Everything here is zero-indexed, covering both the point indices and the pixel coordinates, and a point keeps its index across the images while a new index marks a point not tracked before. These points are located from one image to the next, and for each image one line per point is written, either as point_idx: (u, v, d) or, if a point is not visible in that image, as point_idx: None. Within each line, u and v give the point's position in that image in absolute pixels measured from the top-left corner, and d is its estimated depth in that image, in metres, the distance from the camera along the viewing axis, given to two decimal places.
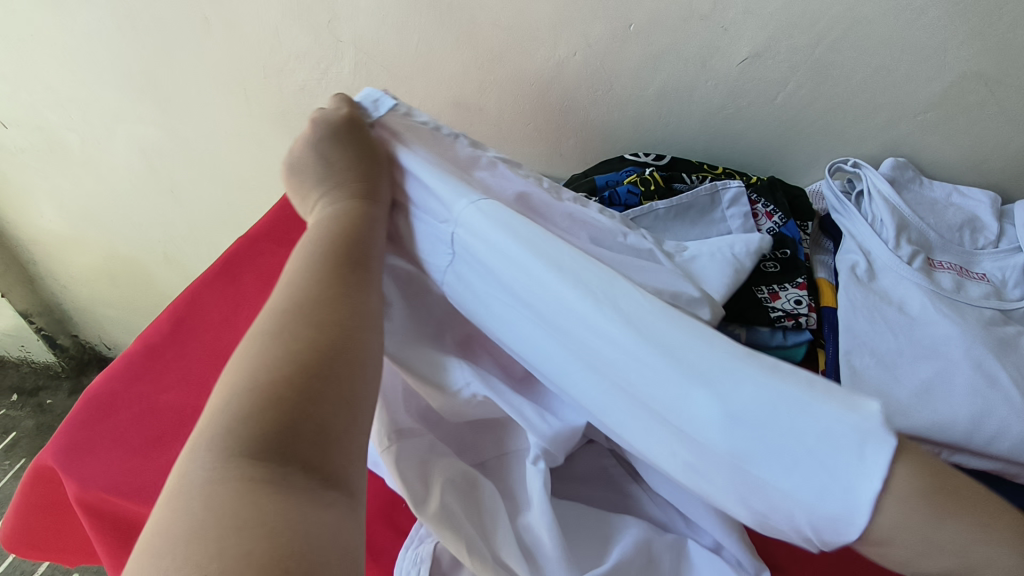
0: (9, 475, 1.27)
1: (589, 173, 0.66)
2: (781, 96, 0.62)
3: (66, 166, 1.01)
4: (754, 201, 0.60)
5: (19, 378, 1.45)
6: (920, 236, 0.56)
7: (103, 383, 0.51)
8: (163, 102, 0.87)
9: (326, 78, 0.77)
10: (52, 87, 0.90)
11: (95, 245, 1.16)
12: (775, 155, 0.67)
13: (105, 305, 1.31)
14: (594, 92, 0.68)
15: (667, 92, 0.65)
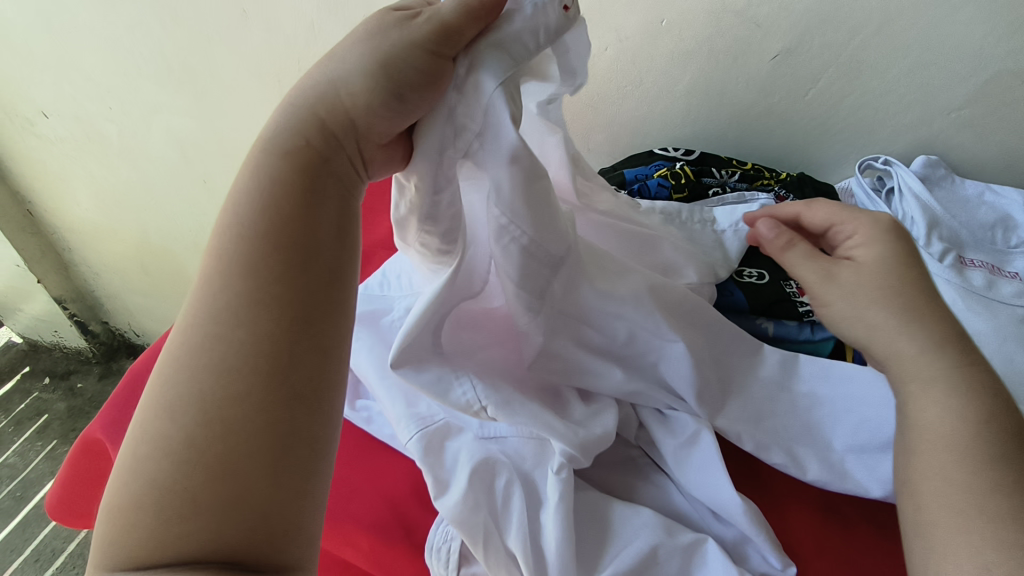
0: (41, 456, 1.31)
1: (617, 166, 0.67)
2: (813, 92, 0.62)
3: (104, 156, 1.04)
4: (784, 197, 0.60)
5: (51, 363, 1.49)
6: (951, 233, 0.56)
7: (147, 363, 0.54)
8: (199, 93, 0.89)
9: None
10: (93, 78, 0.92)
11: (129, 234, 1.19)
12: (805, 152, 0.67)
13: (136, 293, 1.35)
14: (623, 88, 0.68)
15: (697, 88, 0.66)
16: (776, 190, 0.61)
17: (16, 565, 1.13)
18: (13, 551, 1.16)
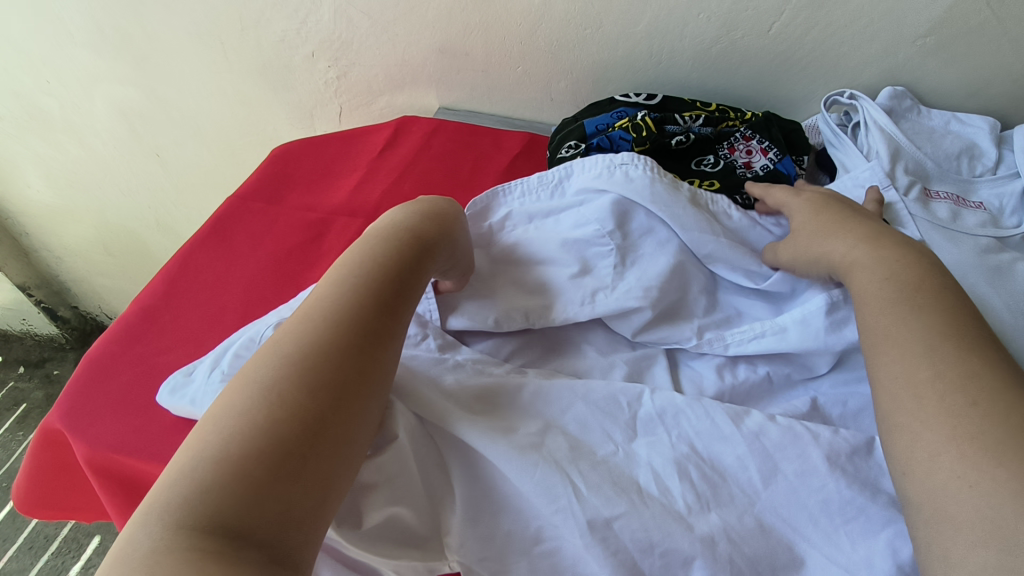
0: (23, 444, 1.29)
1: (579, 116, 0.64)
2: (777, 27, 0.60)
3: (49, 133, 0.99)
4: (750, 138, 0.59)
5: (24, 351, 1.46)
6: (917, 164, 0.55)
7: (101, 348, 0.50)
8: (141, 60, 0.84)
9: (306, 28, 0.75)
10: (26, 51, 0.87)
11: (85, 214, 1.15)
12: (771, 89, 0.65)
13: (102, 275, 1.31)
14: (582, 30, 0.65)
15: (658, 28, 0.63)
16: (741, 131, 0.60)
17: (11, 553, 1.13)
18: (6, 540, 1.15)
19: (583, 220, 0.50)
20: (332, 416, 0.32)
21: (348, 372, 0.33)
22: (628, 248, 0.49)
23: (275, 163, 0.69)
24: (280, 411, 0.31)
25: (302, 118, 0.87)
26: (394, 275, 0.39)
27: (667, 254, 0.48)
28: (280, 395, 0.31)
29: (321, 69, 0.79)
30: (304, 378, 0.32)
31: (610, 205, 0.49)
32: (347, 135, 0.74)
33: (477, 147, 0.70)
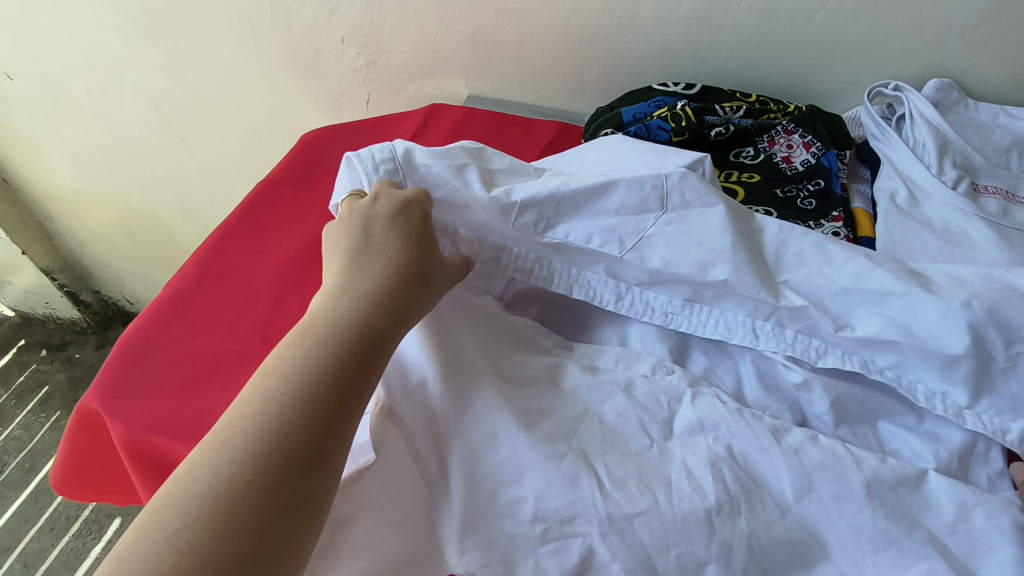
0: (46, 426, 1.31)
1: (614, 105, 0.63)
2: (820, 16, 0.59)
3: (76, 117, 1.00)
4: (791, 132, 0.58)
5: (46, 334, 1.47)
6: (964, 158, 0.54)
7: (136, 331, 0.50)
8: (170, 45, 0.84)
9: (337, 14, 0.74)
10: (55, 35, 0.87)
11: (109, 198, 1.15)
12: (812, 80, 0.64)
13: (125, 260, 1.32)
14: (619, 18, 0.64)
15: (697, 16, 0.62)
16: (783, 125, 0.59)
17: (33, 533, 1.15)
18: (29, 520, 1.17)
19: (636, 180, 0.44)
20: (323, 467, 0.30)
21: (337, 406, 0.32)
22: (682, 222, 0.44)
23: (306, 148, 0.69)
24: (268, 467, 0.29)
25: (329, 106, 0.87)
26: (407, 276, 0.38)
27: (731, 255, 0.43)
28: (263, 450, 0.29)
29: (351, 56, 0.79)
30: (300, 421, 0.30)
31: (661, 179, 0.44)
32: (376, 122, 0.73)
33: (508, 136, 0.70)
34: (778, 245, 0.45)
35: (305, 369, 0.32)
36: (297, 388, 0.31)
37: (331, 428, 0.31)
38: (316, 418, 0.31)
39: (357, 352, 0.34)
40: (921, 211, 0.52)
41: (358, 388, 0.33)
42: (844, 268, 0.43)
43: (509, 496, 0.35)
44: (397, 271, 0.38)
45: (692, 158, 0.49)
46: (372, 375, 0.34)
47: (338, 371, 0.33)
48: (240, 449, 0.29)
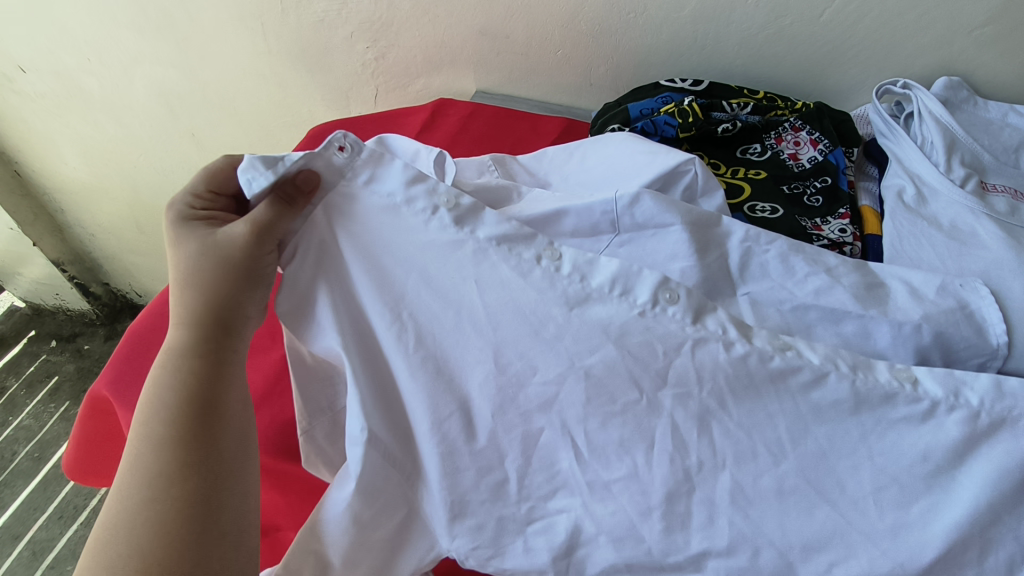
0: (55, 416, 1.32)
1: (621, 100, 0.63)
2: (829, 13, 0.59)
3: (86, 110, 1.01)
4: (799, 128, 0.58)
5: (56, 325, 1.49)
6: (973, 156, 0.53)
7: (147, 318, 0.50)
8: (180, 39, 0.85)
9: (345, 9, 0.74)
10: (67, 29, 0.88)
11: (119, 191, 1.17)
12: (819, 78, 0.64)
13: (134, 253, 1.33)
14: (626, 14, 0.64)
15: (705, 12, 0.62)
16: (790, 121, 0.59)
17: (41, 521, 1.16)
18: (37, 509, 1.18)
19: (586, 208, 0.46)
20: (212, 472, 0.35)
21: (196, 419, 0.36)
22: (632, 245, 0.46)
23: (314, 143, 0.69)
24: (165, 494, 0.34)
25: (336, 101, 0.87)
26: (228, 279, 0.39)
27: (678, 281, 0.45)
28: (151, 488, 0.34)
29: (359, 51, 0.79)
30: (168, 448, 0.35)
31: (612, 203, 0.46)
32: (383, 116, 0.73)
33: (515, 131, 0.70)
34: (743, 253, 0.46)
35: (164, 401, 0.36)
36: (162, 419, 0.36)
37: (207, 436, 0.36)
38: (186, 451, 0.35)
39: (204, 363, 0.38)
40: (926, 209, 0.52)
41: (217, 396, 0.37)
42: (805, 283, 0.44)
43: (490, 480, 0.39)
44: (209, 275, 0.39)
45: (678, 160, 0.48)
46: (224, 380, 0.38)
47: (191, 390, 0.37)
48: (137, 498, 0.34)
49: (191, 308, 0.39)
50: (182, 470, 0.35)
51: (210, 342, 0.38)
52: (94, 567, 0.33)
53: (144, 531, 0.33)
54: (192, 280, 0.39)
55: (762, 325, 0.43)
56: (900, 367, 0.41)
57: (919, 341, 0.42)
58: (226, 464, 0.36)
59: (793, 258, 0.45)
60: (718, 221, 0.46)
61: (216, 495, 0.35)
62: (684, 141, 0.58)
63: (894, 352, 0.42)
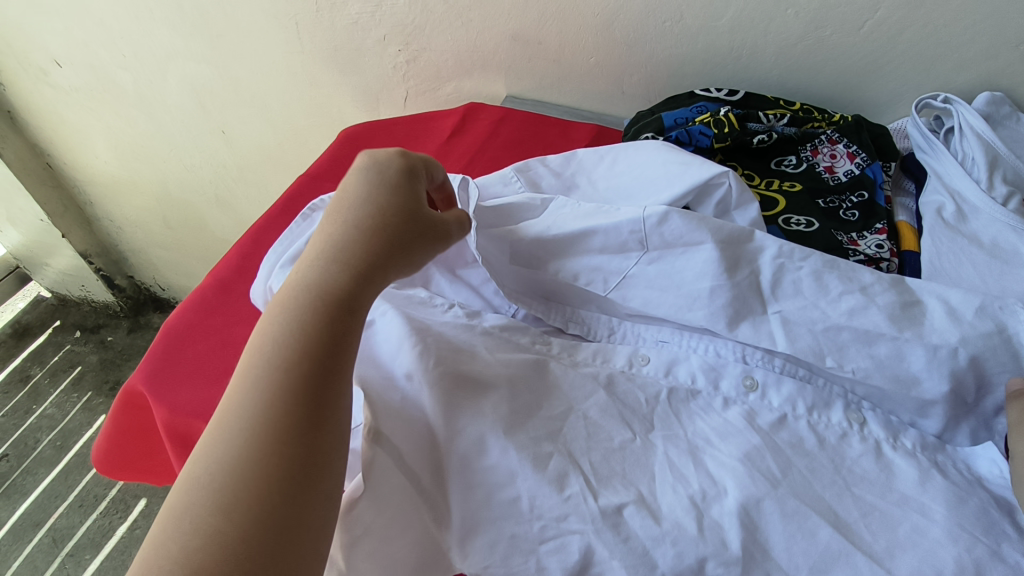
0: (77, 405, 1.34)
1: (655, 109, 0.63)
2: (869, 25, 0.58)
3: (120, 105, 1.02)
4: (835, 141, 0.58)
5: (80, 316, 1.51)
6: (1016, 173, 0.53)
7: (180, 316, 0.51)
8: (216, 38, 0.86)
9: (380, 11, 0.75)
10: (106, 25, 0.89)
11: (147, 186, 1.18)
12: (856, 91, 0.63)
13: (159, 247, 1.35)
14: (662, 22, 0.64)
15: (742, 23, 0.61)
16: (827, 134, 0.58)
17: (62, 509, 1.18)
18: (58, 496, 1.20)
19: (614, 227, 0.47)
20: (324, 434, 0.30)
21: (321, 372, 0.31)
22: (661, 263, 0.47)
23: (346, 144, 0.70)
24: (276, 435, 0.29)
25: (366, 102, 0.88)
26: (379, 239, 0.36)
27: (708, 299, 0.45)
28: (267, 422, 0.29)
29: (391, 53, 0.79)
30: (292, 393, 0.30)
31: (639, 223, 0.46)
32: (415, 119, 0.74)
33: (545, 137, 0.70)
34: (775, 270, 0.45)
35: (290, 340, 0.32)
36: (282, 360, 0.31)
37: (325, 389, 0.31)
38: (306, 402, 0.30)
39: (337, 308, 0.33)
40: (966, 226, 0.51)
41: (341, 344, 0.33)
42: (840, 302, 0.44)
43: (503, 498, 0.37)
44: (367, 227, 0.36)
45: (710, 174, 0.48)
46: (351, 331, 0.33)
47: (322, 334, 0.32)
48: (244, 431, 0.29)
49: (337, 254, 0.35)
50: (300, 422, 0.30)
51: (355, 293, 0.34)
52: (185, 489, 0.28)
53: (242, 472, 0.28)
54: (341, 227, 0.36)
55: (794, 345, 0.43)
56: (936, 391, 0.41)
57: (957, 364, 0.41)
58: (331, 424, 0.31)
59: (826, 275, 0.45)
60: (750, 237, 0.46)
61: (320, 458, 0.30)
62: (718, 151, 0.58)
63: (931, 374, 0.41)
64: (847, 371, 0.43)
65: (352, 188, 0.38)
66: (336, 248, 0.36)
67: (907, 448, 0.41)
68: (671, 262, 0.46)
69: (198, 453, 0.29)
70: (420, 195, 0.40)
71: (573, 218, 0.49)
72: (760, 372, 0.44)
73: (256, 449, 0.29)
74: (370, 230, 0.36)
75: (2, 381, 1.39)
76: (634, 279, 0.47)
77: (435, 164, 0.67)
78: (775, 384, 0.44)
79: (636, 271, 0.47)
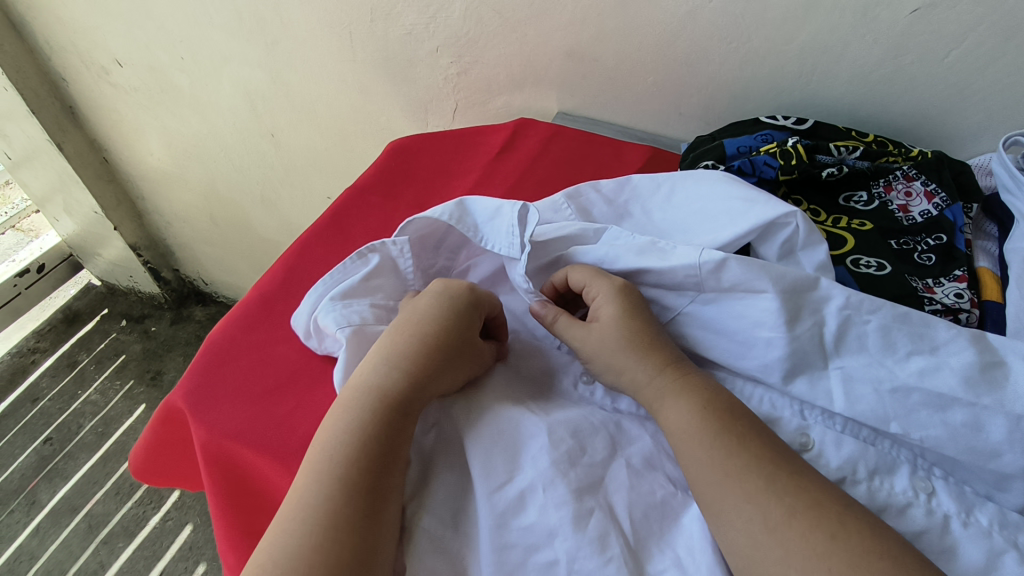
0: (119, 394, 1.37)
1: (716, 134, 0.60)
2: (955, 54, 0.54)
3: (175, 105, 1.04)
4: (912, 177, 0.54)
5: (127, 305, 1.56)
6: None
7: (222, 330, 0.50)
8: (271, 44, 0.86)
9: (435, 23, 0.74)
10: (165, 28, 0.91)
11: (197, 184, 1.20)
12: (935, 123, 0.59)
13: (205, 243, 1.37)
14: (728, 43, 0.61)
15: (814, 47, 0.58)
16: (903, 169, 0.54)
17: (99, 495, 1.21)
18: (96, 483, 1.23)
19: (668, 271, 0.44)
20: (379, 521, 0.35)
21: (378, 466, 0.36)
22: (717, 306, 0.44)
23: (394, 156, 0.69)
24: (338, 522, 0.34)
25: (415, 112, 0.87)
26: (439, 350, 0.42)
27: (763, 350, 0.42)
28: (333, 511, 0.34)
29: (443, 65, 0.78)
30: (351, 489, 0.35)
31: (695, 270, 0.43)
32: (464, 133, 0.72)
33: (597, 158, 0.67)
34: (841, 322, 0.42)
35: (355, 435, 0.37)
36: (345, 455, 0.37)
37: (381, 488, 0.36)
38: (363, 495, 0.35)
39: (394, 411, 0.39)
40: None
41: (396, 449, 0.38)
42: (907, 362, 0.40)
43: (539, 560, 0.35)
44: (426, 341, 0.42)
45: (777, 215, 0.45)
46: (405, 437, 0.38)
47: (380, 434, 0.38)
48: (313, 519, 0.34)
49: (401, 361, 0.41)
50: (359, 512, 0.35)
51: (413, 398, 0.40)
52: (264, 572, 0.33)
53: (308, 557, 0.33)
54: (407, 339, 0.42)
55: (853, 407, 0.40)
56: (1017, 464, 0.37)
57: None
58: (386, 520, 0.35)
59: (895, 332, 0.41)
60: (815, 284, 0.43)
61: (376, 545, 0.34)
62: (783, 183, 0.54)
63: (1012, 447, 0.37)
64: (914, 438, 0.39)
65: (425, 308, 0.44)
66: (399, 357, 0.41)
67: (982, 526, 0.37)
68: (729, 310, 0.43)
69: (269, 543, 0.34)
70: (478, 314, 0.45)
71: (632, 252, 0.46)
72: (817, 430, 0.41)
73: (320, 539, 0.34)
74: (433, 344, 0.42)
75: (51, 365, 1.43)
76: (689, 317, 0.46)
77: (483, 181, 0.65)
78: (833, 444, 0.41)
79: (692, 311, 0.45)
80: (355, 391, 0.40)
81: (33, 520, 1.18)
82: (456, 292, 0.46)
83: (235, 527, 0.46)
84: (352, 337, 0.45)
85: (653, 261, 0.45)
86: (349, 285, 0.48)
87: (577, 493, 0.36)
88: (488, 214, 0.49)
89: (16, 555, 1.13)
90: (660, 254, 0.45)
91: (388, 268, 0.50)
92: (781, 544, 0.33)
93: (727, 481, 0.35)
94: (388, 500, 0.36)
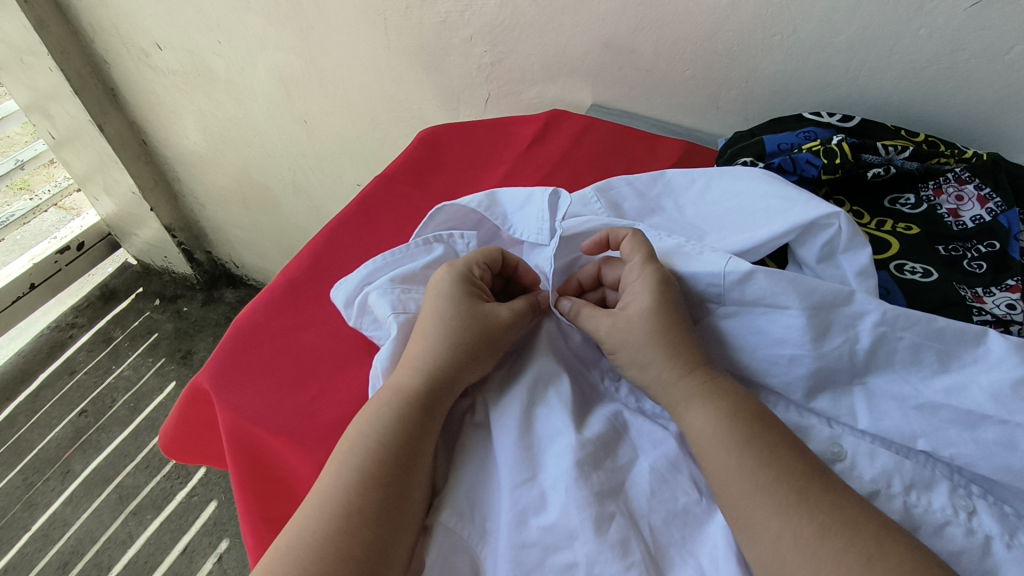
0: (151, 371, 1.41)
1: (756, 131, 0.58)
2: (1017, 51, 0.51)
3: (211, 90, 1.06)
4: (964, 181, 0.51)
5: (161, 285, 1.59)
6: None
7: (249, 314, 0.51)
8: (306, 30, 0.86)
9: (470, 11, 0.73)
10: (204, 12, 0.92)
11: (230, 168, 1.22)
12: (990, 124, 0.56)
13: (237, 227, 1.39)
14: (772, 36, 0.59)
15: (863, 42, 0.55)
16: (954, 172, 0.52)
17: (130, 468, 1.24)
18: (127, 455, 1.26)
19: (691, 278, 0.43)
20: (400, 522, 0.35)
21: (401, 468, 0.36)
22: (739, 320, 0.42)
23: (424, 145, 0.68)
24: (358, 521, 0.34)
25: (447, 101, 0.86)
26: (464, 350, 0.41)
27: (787, 367, 0.41)
28: (354, 510, 0.35)
29: (476, 54, 0.77)
30: (374, 488, 0.35)
31: (719, 280, 0.42)
32: (496, 124, 0.72)
33: (631, 152, 0.66)
34: (874, 340, 0.39)
35: (379, 435, 0.37)
36: (367, 455, 0.37)
37: (404, 488, 0.36)
38: (386, 497, 0.35)
39: (421, 412, 0.38)
40: None
41: (420, 450, 0.37)
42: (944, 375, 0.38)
43: (558, 561, 0.35)
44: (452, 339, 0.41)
45: (817, 215, 0.43)
46: (429, 438, 0.38)
47: (406, 435, 0.37)
48: (334, 517, 0.34)
49: (429, 362, 0.41)
50: (379, 513, 0.35)
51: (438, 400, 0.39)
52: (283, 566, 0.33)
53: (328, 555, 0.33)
54: (434, 338, 0.42)
55: (879, 424, 0.39)
56: None
57: None
58: (406, 521, 0.35)
59: (925, 350, 0.39)
60: (848, 299, 0.40)
61: (394, 545, 0.34)
62: (825, 183, 0.52)
63: None
64: (947, 455, 0.37)
65: (438, 302, 0.44)
66: (426, 358, 0.41)
67: None
68: (755, 324, 0.42)
69: (287, 538, 0.35)
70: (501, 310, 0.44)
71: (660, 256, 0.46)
72: (849, 441, 0.39)
73: (339, 537, 0.34)
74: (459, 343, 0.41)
75: (88, 340, 1.48)
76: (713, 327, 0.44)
77: (513, 174, 0.64)
78: (866, 456, 0.39)
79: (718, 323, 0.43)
80: (381, 391, 0.40)
81: (67, 488, 1.22)
82: (450, 282, 0.44)
83: (254, 512, 0.46)
84: (404, 322, 0.45)
85: (678, 267, 0.44)
86: (411, 269, 0.48)
87: (599, 495, 0.36)
88: (518, 204, 0.49)
89: (51, 521, 1.17)
90: (687, 259, 0.45)
91: (450, 261, 0.50)
92: (810, 556, 0.32)
93: (759, 495, 0.34)
94: (410, 501, 0.36)
